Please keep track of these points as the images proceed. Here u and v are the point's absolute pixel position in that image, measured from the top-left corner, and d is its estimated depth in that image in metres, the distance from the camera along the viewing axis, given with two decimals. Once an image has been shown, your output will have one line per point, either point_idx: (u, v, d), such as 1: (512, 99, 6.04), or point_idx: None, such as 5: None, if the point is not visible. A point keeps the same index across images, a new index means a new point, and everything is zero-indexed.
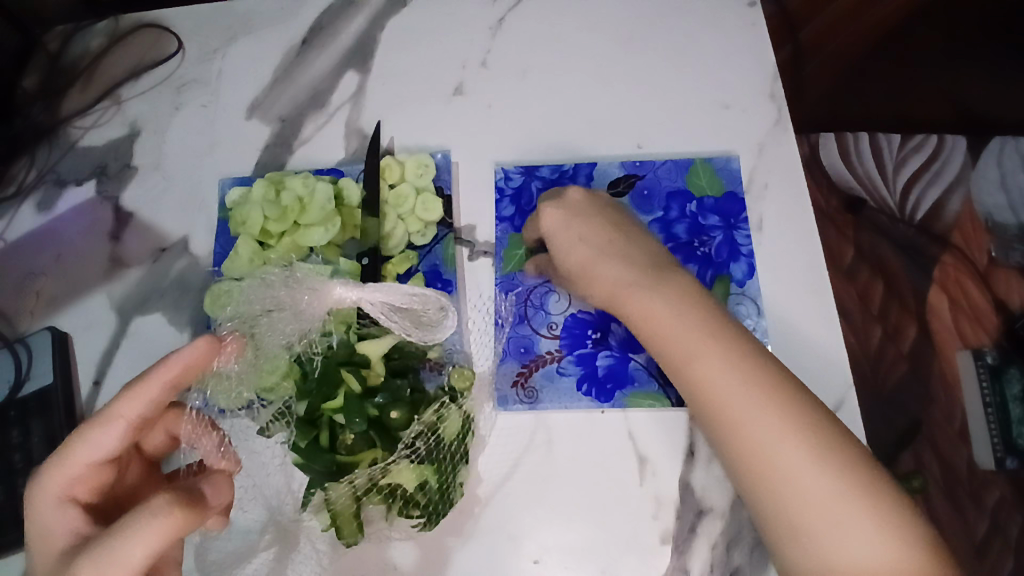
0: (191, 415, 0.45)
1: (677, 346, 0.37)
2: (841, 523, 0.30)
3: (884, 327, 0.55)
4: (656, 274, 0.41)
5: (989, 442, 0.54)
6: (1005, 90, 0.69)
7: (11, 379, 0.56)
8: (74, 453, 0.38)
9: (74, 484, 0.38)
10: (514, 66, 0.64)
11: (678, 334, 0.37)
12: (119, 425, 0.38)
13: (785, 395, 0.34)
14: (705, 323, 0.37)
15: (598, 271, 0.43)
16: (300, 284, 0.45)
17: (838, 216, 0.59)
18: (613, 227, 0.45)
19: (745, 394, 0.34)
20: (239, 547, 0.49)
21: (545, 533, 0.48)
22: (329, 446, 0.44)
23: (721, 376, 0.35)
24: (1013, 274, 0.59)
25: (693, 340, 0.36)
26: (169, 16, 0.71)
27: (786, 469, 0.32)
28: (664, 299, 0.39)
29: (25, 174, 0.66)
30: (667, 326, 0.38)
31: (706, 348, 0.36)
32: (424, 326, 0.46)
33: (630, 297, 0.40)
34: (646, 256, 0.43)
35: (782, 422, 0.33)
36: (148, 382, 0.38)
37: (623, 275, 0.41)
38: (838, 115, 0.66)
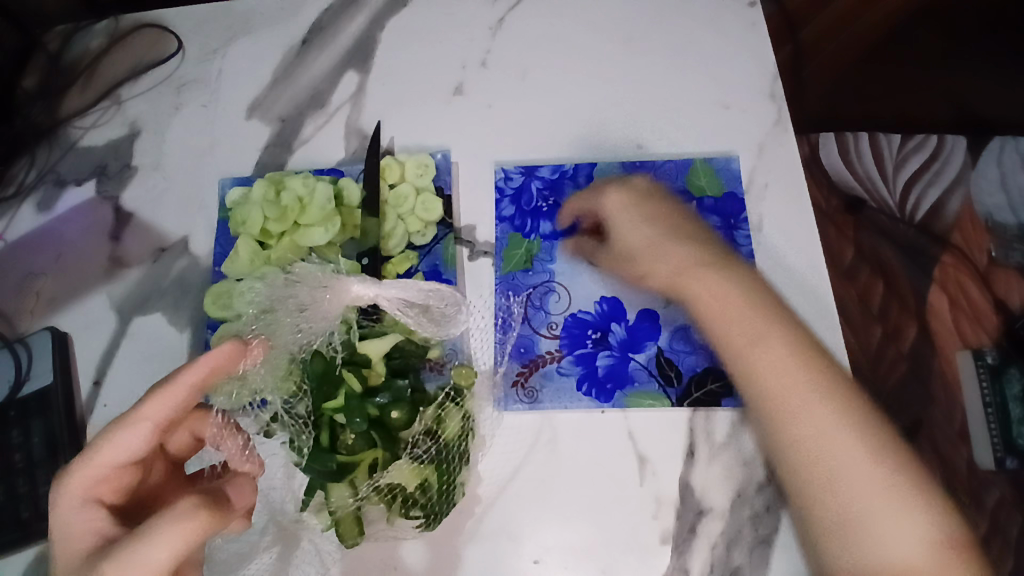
0: (217, 418, 0.46)
1: (738, 330, 0.40)
2: (882, 513, 0.34)
3: (884, 327, 0.55)
4: (723, 266, 0.44)
5: (988, 442, 0.54)
6: (1004, 90, 0.69)
7: (11, 380, 0.56)
8: (103, 453, 0.38)
9: (98, 485, 0.39)
10: (514, 66, 0.64)
11: (740, 320, 0.40)
12: (146, 428, 0.38)
13: (840, 391, 0.37)
14: (766, 322, 0.40)
15: (657, 257, 0.46)
16: (315, 281, 0.46)
17: (837, 217, 0.59)
18: (670, 215, 0.48)
19: (795, 391, 0.37)
20: (241, 548, 0.48)
21: (545, 532, 0.48)
22: (329, 447, 0.44)
23: (780, 365, 0.38)
24: (1013, 275, 0.59)
25: (753, 337, 0.39)
26: (168, 16, 0.71)
27: (836, 458, 0.35)
28: (719, 286, 0.42)
29: (25, 174, 0.66)
30: (729, 319, 0.41)
31: (765, 347, 0.39)
32: (438, 321, 0.48)
33: (697, 282, 0.43)
34: (708, 248, 0.46)
35: (840, 416, 0.36)
36: (179, 384, 0.39)
37: (680, 264, 0.44)
38: (838, 116, 0.66)
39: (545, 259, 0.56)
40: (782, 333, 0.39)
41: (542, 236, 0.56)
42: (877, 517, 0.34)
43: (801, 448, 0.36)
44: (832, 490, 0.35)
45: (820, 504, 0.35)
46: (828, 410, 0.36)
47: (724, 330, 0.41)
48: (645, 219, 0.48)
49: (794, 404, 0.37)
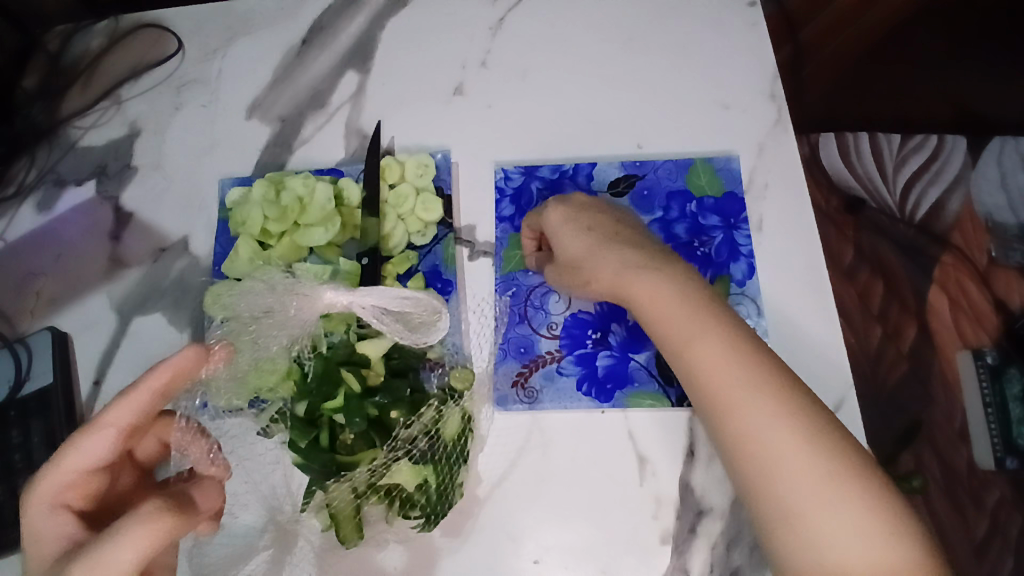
0: (181, 423, 0.46)
1: (679, 329, 0.39)
2: (823, 506, 0.32)
3: (884, 327, 0.55)
4: (668, 263, 0.43)
5: (988, 442, 0.54)
6: (1004, 89, 0.69)
7: (11, 379, 0.56)
8: (68, 459, 0.39)
9: (65, 491, 0.39)
10: (514, 66, 0.64)
11: (681, 318, 0.39)
12: (109, 433, 0.39)
13: (779, 385, 0.35)
14: (706, 314, 0.39)
15: (599, 264, 0.44)
16: (288, 289, 0.46)
17: (838, 217, 0.59)
18: (614, 223, 0.47)
19: (732, 382, 0.35)
20: (239, 548, 0.48)
21: (545, 532, 0.48)
22: (329, 446, 0.45)
23: (719, 360, 0.36)
24: (1014, 274, 0.59)
25: (694, 330, 0.38)
26: (168, 16, 0.71)
27: (779, 452, 0.33)
28: (658, 284, 0.41)
29: (25, 174, 0.66)
30: (671, 311, 0.39)
31: (705, 338, 0.37)
32: (416, 328, 0.46)
33: (639, 283, 0.41)
34: (656, 248, 0.45)
35: (781, 409, 0.34)
36: (139, 389, 0.39)
37: (623, 265, 0.43)
38: (838, 115, 0.66)
39: None
40: (723, 325, 0.38)
41: None
42: (822, 507, 0.32)
43: (742, 444, 0.34)
44: (776, 482, 0.33)
45: (764, 498, 0.33)
46: (766, 396, 0.35)
47: (664, 326, 0.39)
48: (583, 232, 0.47)
49: (732, 395, 0.35)
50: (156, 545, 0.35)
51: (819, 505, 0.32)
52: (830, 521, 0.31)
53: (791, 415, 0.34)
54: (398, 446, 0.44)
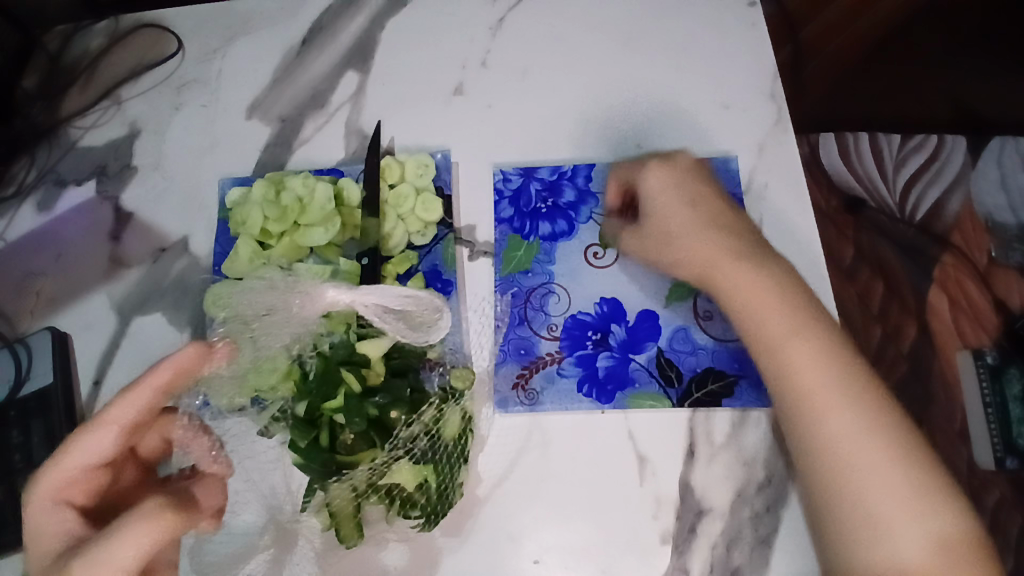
0: (185, 420, 0.48)
1: (778, 325, 0.41)
2: (913, 517, 0.35)
3: (884, 327, 0.55)
4: (761, 258, 0.45)
5: (988, 442, 0.54)
6: (1005, 90, 0.69)
7: (11, 379, 0.56)
8: (71, 456, 0.40)
9: (68, 487, 0.40)
10: (514, 66, 0.64)
11: (768, 318, 0.42)
12: (111, 430, 0.40)
13: (870, 393, 0.38)
14: (803, 320, 0.41)
15: (690, 241, 0.47)
16: (292, 288, 0.46)
17: (838, 217, 0.59)
18: (707, 199, 0.49)
19: (822, 390, 0.38)
20: (238, 548, 0.48)
21: (545, 532, 0.48)
22: (328, 446, 0.44)
23: (810, 355, 0.39)
24: (1013, 274, 0.59)
25: (787, 331, 0.41)
26: (168, 16, 0.71)
27: (870, 460, 0.36)
28: (765, 282, 0.43)
29: (25, 174, 0.66)
30: (768, 314, 0.42)
31: (799, 341, 0.40)
32: (418, 327, 0.46)
33: (731, 276, 0.44)
34: (738, 236, 0.47)
35: (865, 421, 0.37)
36: (139, 388, 0.40)
37: (723, 258, 0.45)
38: (838, 115, 0.66)
39: (544, 260, 0.56)
40: (816, 330, 0.41)
41: (542, 237, 0.57)
42: (903, 523, 0.35)
43: (831, 453, 0.37)
44: (854, 490, 0.36)
45: (840, 502, 0.36)
46: (865, 409, 0.38)
47: (757, 324, 0.42)
48: (683, 206, 0.49)
49: (822, 400, 0.38)
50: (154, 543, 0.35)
51: (908, 516, 0.35)
52: (917, 531, 0.35)
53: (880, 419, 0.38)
54: (398, 446, 0.44)
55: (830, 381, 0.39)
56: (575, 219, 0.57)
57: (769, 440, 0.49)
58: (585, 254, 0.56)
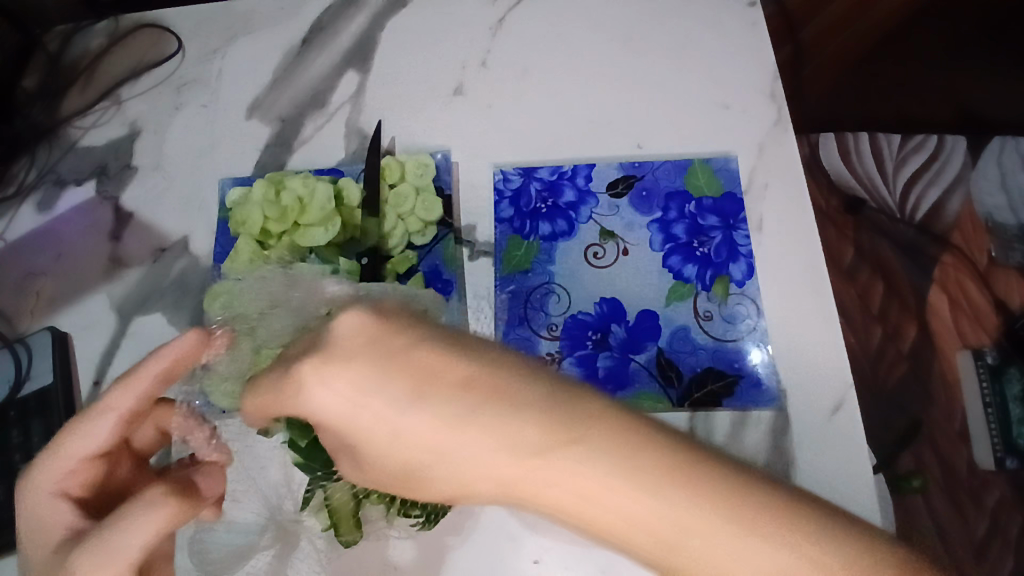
0: (183, 411, 0.45)
1: (523, 482, 0.33)
2: None
3: (884, 327, 0.56)
4: (477, 402, 0.34)
5: (988, 441, 0.55)
6: (1006, 89, 0.69)
7: (11, 379, 0.56)
8: (69, 445, 0.38)
9: (67, 477, 0.39)
10: (515, 65, 0.64)
11: (509, 479, 0.34)
12: (111, 418, 0.38)
13: (613, 493, 0.32)
14: (534, 441, 0.33)
15: (400, 436, 0.35)
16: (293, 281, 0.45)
17: (838, 217, 0.60)
18: (381, 362, 0.35)
19: (606, 507, 0.32)
20: (239, 546, 0.49)
21: (545, 533, 0.48)
22: (328, 445, 0.43)
23: (579, 503, 0.32)
24: (1013, 274, 0.60)
25: (536, 459, 0.33)
26: (168, 16, 0.71)
27: (654, 526, 0.31)
28: (482, 445, 0.33)
29: (25, 174, 0.66)
30: (503, 468, 0.34)
31: (544, 474, 0.32)
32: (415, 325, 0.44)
33: (460, 439, 0.34)
34: (448, 364, 0.35)
35: (684, 535, 0.31)
36: (139, 375, 0.38)
37: (431, 422, 0.34)
38: (838, 118, 0.67)
39: (544, 260, 0.56)
40: (533, 439, 0.33)
41: (541, 237, 0.56)
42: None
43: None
44: None
45: None
46: (637, 503, 0.31)
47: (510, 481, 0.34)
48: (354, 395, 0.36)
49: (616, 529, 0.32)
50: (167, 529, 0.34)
51: None
52: None
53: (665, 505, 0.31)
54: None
55: (587, 503, 0.32)
56: (575, 219, 0.57)
57: (770, 440, 0.49)
58: (585, 254, 0.56)
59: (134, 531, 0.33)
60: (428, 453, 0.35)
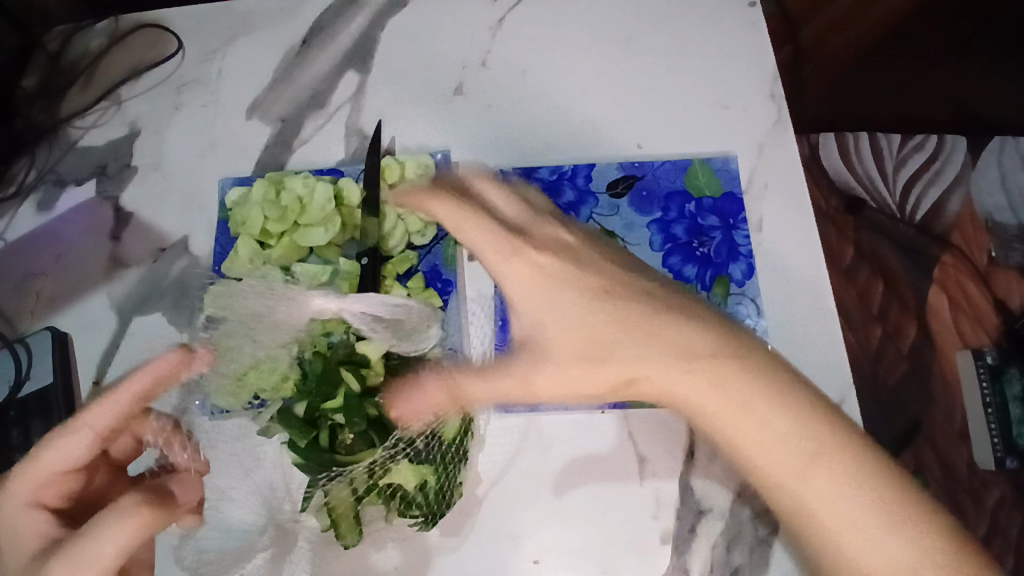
0: (156, 424, 0.46)
1: (674, 389, 0.38)
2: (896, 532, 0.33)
3: (885, 327, 0.56)
4: (640, 315, 0.40)
5: (989, 442, 0.54)
6: (1005, 91, 0.69)
7: (12, 380, 0.56)
8: (42, 458, 0.39)
9: (43, 489, 0.39)
10: (514, 66, 0.64)
11: (653, 373, 0.38)
12: (87, 435, 0.39)
13: (753, 399, 0.37)
14: (695, 355, 0.38)
15: (558, 325, 0.40)
16: (280, 295, 0.44)
17: (838, 217, 0.60)
18: (562, 266, 0.42)
19: (741, 422, 0.36)
20: (235, 548, 0.48)
21: (545, 533, 0.48)
22: (328, 446, 0.44)
23: (723, 413, 0.37)
24: (1014, 275, 0.60)
25: (688, 368, 0.38)
26: (168, 16, 0.71)
27: (779, 451, 0.35)
28: (640, 350, 0.39)
29: (25, 174, 0.66)
30: (649, 369, 0.39)
31: (686, 376, 0.38)
32: (407, 335, 0.44)
33: (621, 346, 0.39)
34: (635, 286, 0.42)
35: (814, 449, 0.35)
36: (117, 395, 0.39)
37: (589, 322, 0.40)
38: (836, 120, 0.68)
39: None
40: (702, 352, 0.38)
41: None
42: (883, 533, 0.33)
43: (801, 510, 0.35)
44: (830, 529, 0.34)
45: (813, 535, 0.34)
46: (793, 428, 0.36)
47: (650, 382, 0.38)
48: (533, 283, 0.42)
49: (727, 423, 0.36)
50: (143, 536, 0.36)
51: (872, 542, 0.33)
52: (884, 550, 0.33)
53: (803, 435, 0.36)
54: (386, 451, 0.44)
55: (741, 418, 0.36)
56: (575, 219, 0.57)
57: None
58: None
59: (112, 539, 0.34)
60: (575, 352, 0.39)
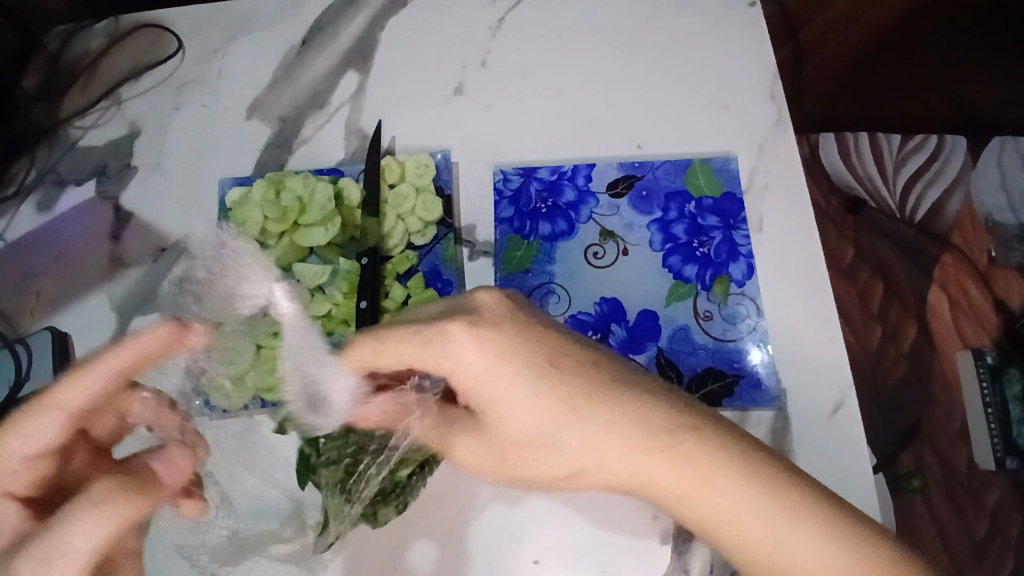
0: (145, 397, 0.45)
1: (631, 472, 0.37)
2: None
3: (884, 327, 0.57)
4: (589, 391, 0.38)
5: (988, 442, 0.55)
6: (1005, 92, 0.69)
7: (11, 380, 0.56)
8: (10, 446, 0.38)
9: (11, 478, 0.39)
10: (514, 65, 0.64)
11: (616, 456, 0.37)
12: (59, 415, 0.39)
13: (702, 464, 0.36)
14: (648, 434, 0.37)
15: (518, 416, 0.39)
16: (236, 269, 0.45)
17: (839, 217, 0.60)
18: (515, 352, 0.37)
19: (695, 498, 0.36)
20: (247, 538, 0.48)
21: (545, 533, 0.48)
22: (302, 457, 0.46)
23: (676, 487, 0.36)
24: (1014, 275, 0.60)
25: (640, 447, 0.37)
26: (168, 16, 0.71)
27: (738, 515, 0.35)
28: (596, 433, 0.37)
29: (25, 174, 0.66)
30: (607, 450, 0.37)
31: (640, 453, 0.37)
32: (311, 399, 0.40)
33: (579, 427, 0.38)
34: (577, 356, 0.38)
35: (771, 506, 0.35)
36: (96, 371, 0.38)
37: (556, 408, 0.38)
38: (837, 119, 0.68)
39: (544, 260, 0.56)
40: (649, 427, 0.37)
41: (541, 237, 0.57)
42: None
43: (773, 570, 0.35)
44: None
45: None
46: (744, 490, 0.36)
47: (608, 466, 0.38)
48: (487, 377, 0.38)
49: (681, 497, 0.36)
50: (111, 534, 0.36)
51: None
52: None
53: (757, 491, 0.35)
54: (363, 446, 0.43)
55: (695, 491, 0.36)
56: (575, 219, 0.57)
57: (770, 440, 0.49)
58: (585, 254, 0.56)
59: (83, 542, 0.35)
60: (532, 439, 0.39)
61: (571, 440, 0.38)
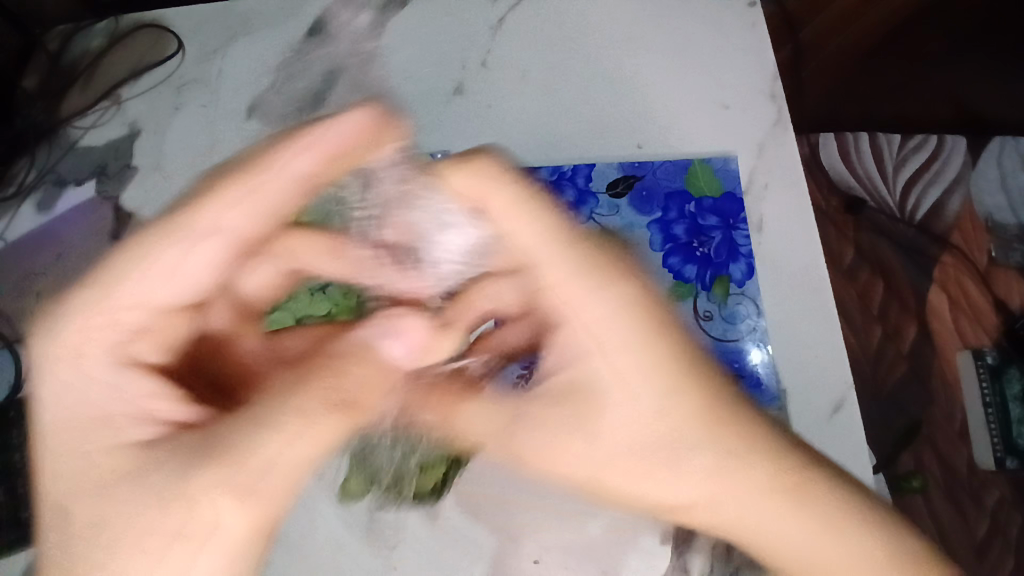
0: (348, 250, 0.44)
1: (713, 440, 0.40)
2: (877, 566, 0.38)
3: (884, 327, 0.57)
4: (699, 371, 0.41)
5: (989, 442, 0.54)
6: (1002, 93, 0.70)
7: (11, 380, 0.58)
8: (157, 293, 0.42)
9: (141, 335, 0.41)
10: (514, 66, 0.64)
11: (708, 429, 0.40)
12: (222, 243, 0.43)
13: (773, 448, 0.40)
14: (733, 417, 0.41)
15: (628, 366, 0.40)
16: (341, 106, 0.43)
17: (838, 217, 0.60)
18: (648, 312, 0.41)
19: (762, 484, 0.39)
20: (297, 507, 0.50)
21: (545, 533, 0.49)
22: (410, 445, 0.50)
23: (750, 468, 0.39)
24: (1013, 275, 0.60)
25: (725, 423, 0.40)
26: (167, 15, 0.70)
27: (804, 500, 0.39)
28: (689, 403, 0.41)
29: (26, 174, 0.66)
30: (702, 415, 0.40)
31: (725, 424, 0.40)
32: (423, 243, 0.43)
33: (682, 392, 0.40)
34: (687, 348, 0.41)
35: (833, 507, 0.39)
36: (273, 185, 0.43)
37: (667, 368, 0.40)
38: (839, 119, 0.70)
39: None
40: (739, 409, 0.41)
41: None
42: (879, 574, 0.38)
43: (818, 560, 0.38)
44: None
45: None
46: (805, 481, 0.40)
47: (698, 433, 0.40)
48: (618, 331, 0.41)
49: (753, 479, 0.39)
50: (330, 438, 0.36)
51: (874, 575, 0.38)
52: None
53: (826, 494, 0.39)
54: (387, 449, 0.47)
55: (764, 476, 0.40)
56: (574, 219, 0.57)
57: None
58: None
59: (290, 452, 0.34)
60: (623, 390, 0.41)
61: (695, 394, 0.41)
